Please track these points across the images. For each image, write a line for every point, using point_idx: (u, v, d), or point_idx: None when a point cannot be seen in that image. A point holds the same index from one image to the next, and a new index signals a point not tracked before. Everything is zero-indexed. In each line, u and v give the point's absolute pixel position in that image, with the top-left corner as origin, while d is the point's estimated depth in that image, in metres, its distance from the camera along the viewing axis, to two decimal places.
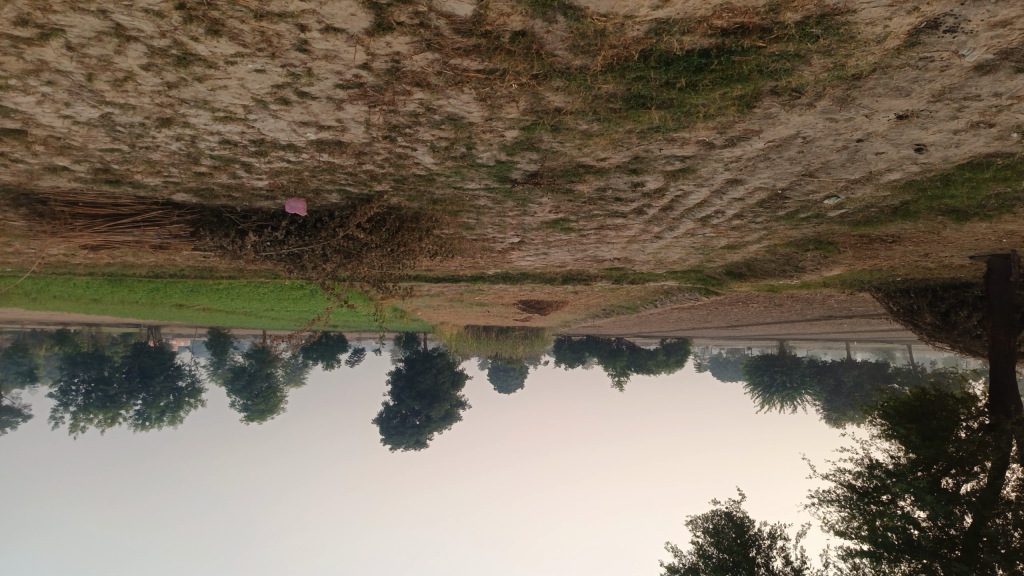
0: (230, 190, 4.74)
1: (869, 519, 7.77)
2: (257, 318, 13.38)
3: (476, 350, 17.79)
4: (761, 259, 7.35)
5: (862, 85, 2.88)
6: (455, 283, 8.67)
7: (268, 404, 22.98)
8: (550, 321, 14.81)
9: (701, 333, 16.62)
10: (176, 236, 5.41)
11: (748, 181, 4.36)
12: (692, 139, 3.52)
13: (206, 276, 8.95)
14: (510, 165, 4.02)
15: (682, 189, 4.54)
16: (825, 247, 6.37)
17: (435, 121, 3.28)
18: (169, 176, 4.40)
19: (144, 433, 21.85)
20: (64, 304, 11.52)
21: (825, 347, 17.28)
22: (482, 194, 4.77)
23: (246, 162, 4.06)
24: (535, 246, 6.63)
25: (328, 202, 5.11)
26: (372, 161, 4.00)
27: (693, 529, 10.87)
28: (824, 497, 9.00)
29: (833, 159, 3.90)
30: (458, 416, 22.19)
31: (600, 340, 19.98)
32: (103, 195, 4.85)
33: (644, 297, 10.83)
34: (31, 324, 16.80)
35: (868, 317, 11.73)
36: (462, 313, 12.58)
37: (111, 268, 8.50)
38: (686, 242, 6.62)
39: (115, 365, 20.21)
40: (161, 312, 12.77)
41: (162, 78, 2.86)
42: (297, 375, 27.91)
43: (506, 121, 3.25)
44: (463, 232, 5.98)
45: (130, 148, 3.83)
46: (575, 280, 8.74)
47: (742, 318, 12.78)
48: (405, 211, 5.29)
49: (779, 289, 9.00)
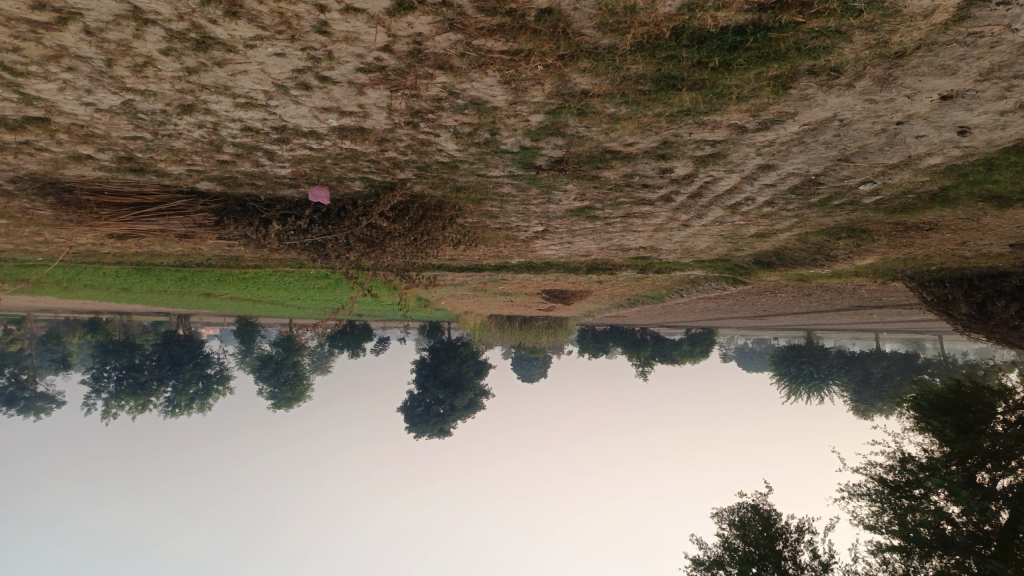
0: (253, 178, 4.71)
1: (900, 514, 7.67)
2: (283, 307, 13.46)
3: (499, 339, 17.74)
4: (791, 248, 7.19)
5: (905, 63, 2.74)
6: (479, 272, 8.61)
7: (295, 392, 23.18)
8: (574, 311, 14.73)
9: (727, 324, 16.42)
10: (201, 225, 5.40)
11: (780, 167, 4.23)
12: (723, 123, 3.41)
13: (232, 265, 8.98)
14: (534, 151, 3.94)
15: (712, 174, 4.42)
16: (858, 235, 6.20)
17: (458, 106, 3.21)
18: (193, 164, 4.38)
19: (174, 420, 22.12)
20: (94, 292, 11.66)
21: (854, 338, 16.94)
22: (506, 182, 4.68)
23: (268, 149, 4.02)
24: (559, 235, 6.54)
25: (351, 190, 5.07)
26: (395, 148, 3.94)
27: (718, 522, 10.75)
28: (853, 492, 8.89)
29: (871, 143, 3.75)
30: (482, 405, 22.21)
31: (624, 330, 19.79)
32: (128, 183, 4.85)
33: (670, 286, 10.69)
34: (64, 312, 17.08)
35: (899, 306, 11.47)
36: (486, 303, 12.54)
37: (138, 257, 8.56)
38: (714, 231, 6.49)
39: (145, 353, 20.48)
40: (189, 301, 12.88)
41: (182, 63, 2.82)
42: (323, 364, 28.15)
43: (531, 105, 3.16)
44: (486, 221, 5.91)
45: (153, 136, 3.81)
46: (600, 269, 8.64)
47: (770, 308, 12.58)
48: (428, 199, 5.23)
49: (809, 278, 8.82)
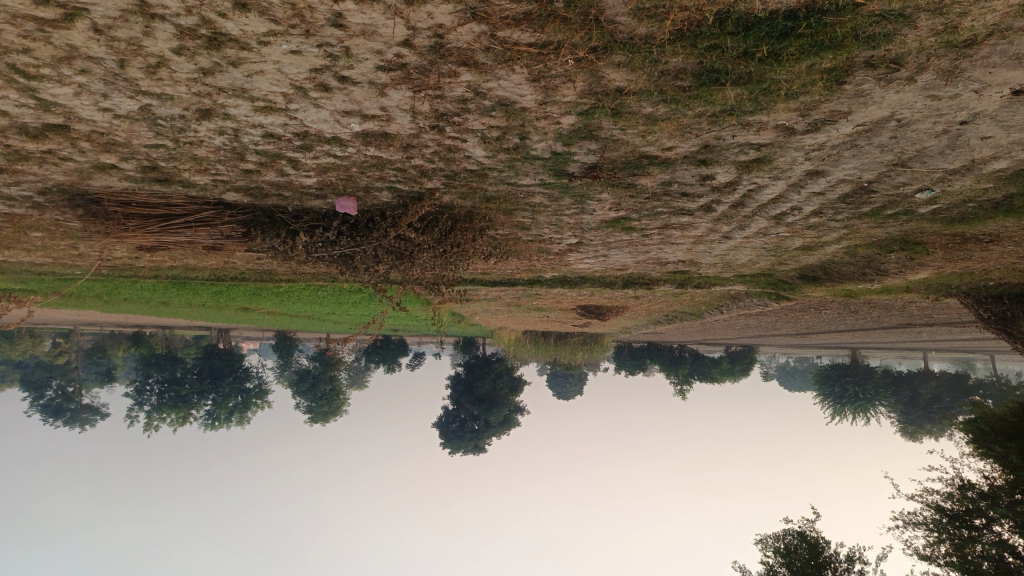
0: (280, 188, 4.61)
1: (958, 545, 7.28)
2: (319, 321, 13.41)
3: (534, 355, 17.50)
4: (838, 261, 6.86)
5: (974, 54, 2.48)
6: (512, 286, 8.42)
7: (331, 406, 23.18)
8: (611, 327, 14.45)
9: (768, 341, 15.94)
10: (229, 236, 5.32)
11: (830, 172, 3.96)
12: (770, 124, 3.17)
13: (266, 279, 8.94)
14: (567, 157, 3.74)
15: (756, 182, 4.18)
16: (911, 248, 5.87)
17: (485, 107, 3.03)
18: (217, 174, 4.29)
19: (213, 433, 22.33)
20: (135, 306, 11.75)
21: (901, 358, 16.26)
22: (537, 190, 4.49)
23: (292, 157, 3.90)
24: (594, 248, 6.32)
25: (379, 201, 4.92)
26: (421, 155, 3.78)
27: (763, 549, 10.28)
28: (909, 521, 8.41)
29: (931, 146, 3.47)
30: (517, 421, 21.94)
31: (662, 347, 19.36)
32: (156, 194, 4.80)
33: (709, 302, 10.38)
34: (109, 325, 17.36)
35: (951, 325, 10.96)
36: (520, 318, 12.34)
37: (174, 270, 8.56)
38: (757, 243, 6.20)
39: (186, 367, 20.77)
40: (226, 315, 12.93)
41: (196, 63, 2.71)
42: (360, 378, 28.14)
43: (562, 105, 2.97)
44: (518, 233, 5.73)
45: (174, 143, 3.72)
46: (637, 284, 8.38)
47: (814, 325, 12.15)
48: (457, 210, 5.06)
49: (856, 294, 8.43)
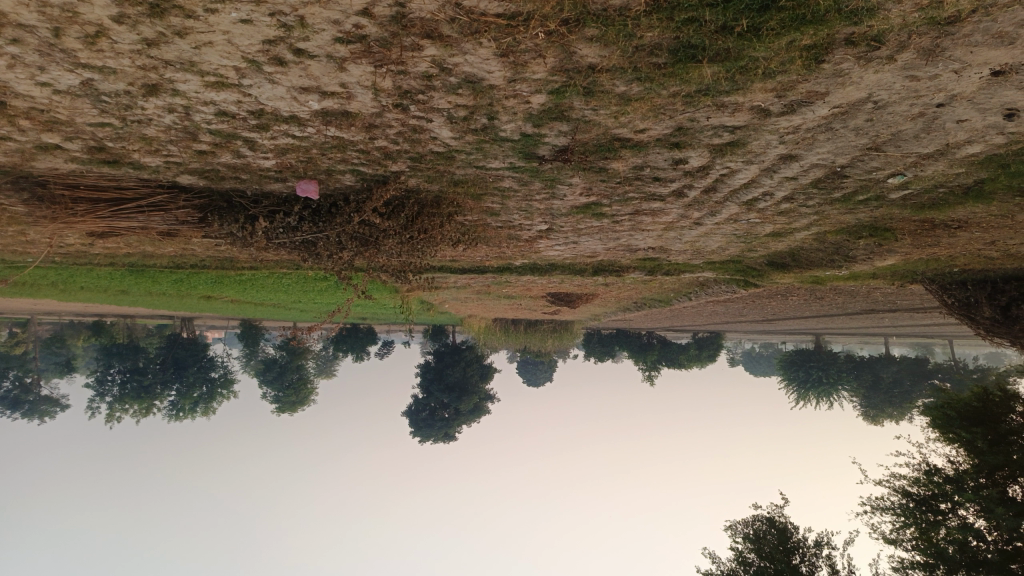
0: (237, 170, 4.40)
1: (925, 529, 7.40)
2: (285, 310, 13.15)
3: (504, 342, 17.40)
4: (807, 248, 6.85)
5: (956, 32, 2.41)
6: (481, 274, 8.29)
7: (299, 395, 22.86)
8: (580, 314, 14.42)
9: (734, 328, 16.06)
10: (184, 222, 5.10)
11: (804, 157, 3.89)
12: (745, 105, 3.08)
13: (228, 267, 8.69)
14: (536, 139, 3.62)
15: (729, 166, 4.10)
16: (880, 234, 5.86)
17: (451, 85, 2.89)
18: (170, 155, 4.08)
19: (177, 424, 21.90)
20: (92, 295, 11.36)
21: (862, 343, 16.48)
22: (506, 174, 4.36)
23: (247, 137, 3.71)
24: (564, 235, 6.22)
25: (341, 184, 4.73)
26: (385, 136, 3.62)
27: (732, 535, 10.33)
28: (876, 506, 8.51)
29: (906, 129, 3.41)
30: (487, 409, 21.87)
31: (630, 334, 19.40)
32: (105, 177, 4.56)
33: (678, 290, 10.38)
34: (68, 315, 16.85)
35: (912, 311, 11.12)
36: (490, 306, 12.23)
37: (131, 257, 8.26)
38: (727, 229, 6.15)
39: (149, 356, 20.17)
40: (188, 304, 12.60)
41: (139, 33, 2.53)
42: (327, 367, 27.77)
43: (532, 83, 2.84)
44: (487, 219, 5.60)
45: (121, 122, 3.51)
46: (606, 271, 8.31)
47: (780, 312, 12.24)
48: (424, 195, 4.92)
49: (823, 280, 8.48)
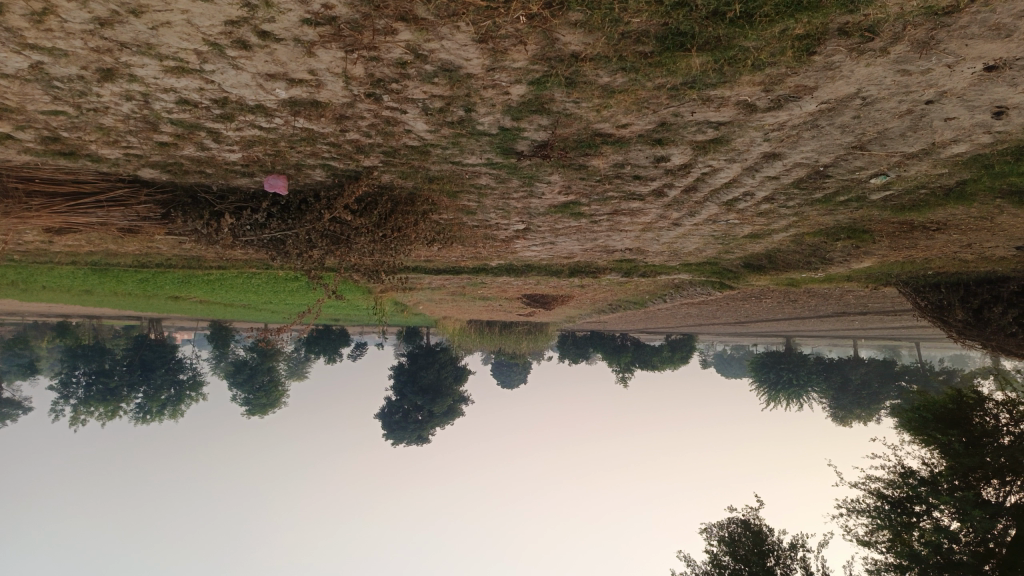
0: (201, 164, 4.22)
1: (899, 530, 7.43)
2: (256, 311, 12.88)
3: (478, 344, 17.24)
4: (784, 249, 6.80)
5: (953, 22, 2.34)
6: (456, 275, 8.14)
7: (270, 398, 22.45)
8: (554, 316, 14.33)
9: (707, 330, 16.08)
10: (145, 218, 4.89)
11: (788, 156, 3.82)
12: (732, 99, 2.98)
13: (195, 266, 8.45)
14: (515, 133, 3.48)
15: (711, 165, 4.00)
16: (858, 236, 5.83)
17: (426, 73, 2.75)
18: (129, 147, 3.88)
19: (144, 427, 21.42)
20: (55, 295, 11.00)
21: (831, 345, 16.59)
22: (483, 171, 4.22)
23: (211, 129, 3.53)
24: (541, 235, 6.10)
25: (312, 180, 4.56)
26: (357, 128, 3.46)
27: (708, 538, 10.26)
28: (852, 508, 8.51)
29: (892, 128, 3.35)
30: (460, 411, 21.68)
31: (604, 336, 19.35)
32: (61, 169, 4.33)
33: (653, 292, 10.33)
34: (31, 316, 16.35)
35: (883, 313, 11.19)
36: (465, 307, 12.07)
37: (94, 255, 7.98)
38: (705, 231, 6.09)
39: (115, 358, 19.70)
40: (155, 305, 12.26)
41: (91, 11, 2.35)
42: (299, 369, 27.35)
43: (512, 72, 2.71)
44: (463, 218, 5.46)
45: (76, 111, 3.31)
46: (583, 273, 8.21)
47: (752, 314, 12.26)
48: (398, 192, 4.76)
49: (798, 283, 8.47)
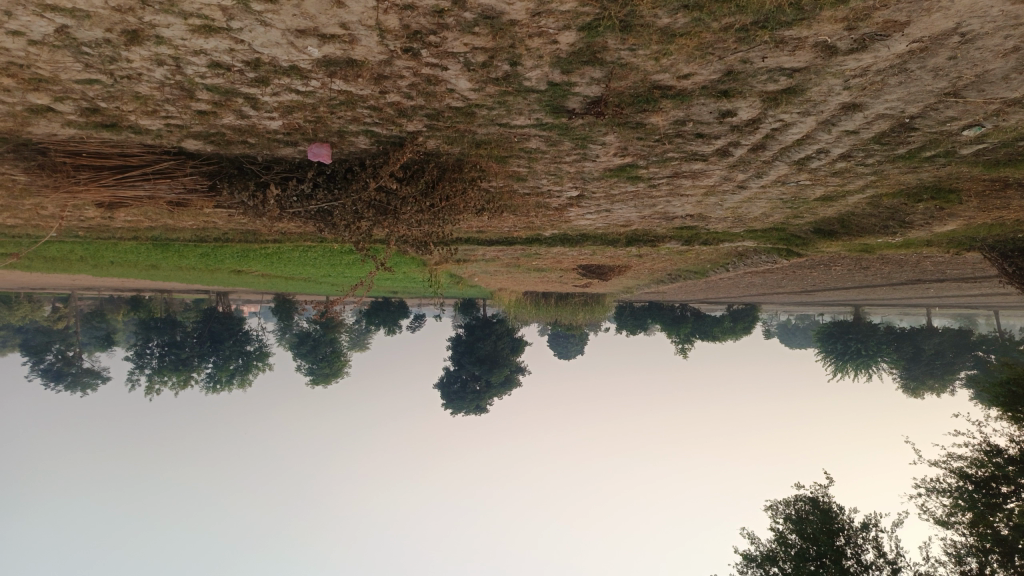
0: (243, 134, 4.10)
1: (982, 512, 6.99)
2: (315, 284, 12.97)
3: (535, 315, 17.06)
4: (858, 213, 6.35)
5: None
6: (510, 246, 7.94)
7: (333, 368, 22.72)
8: (612, 287, 14.02)
9: (771, 300, 15.51)
10: (193, 190, 4.81)
11: (869, 106, 3.45)
12: (808, 41, 2.67)
13: (251, 240, 8.47)
14: (566, 89, 3.23)
15: (782, 119, 3.66)
16: (943, 196, 5.36)
17: (467, 22, 2.53)
18: (169, 116, 3.78)
19: (214, 396, 22.12)
20: (124, 270, 11.25)
21: (903, 314, 15.80)
22: (533, 132, 3.97)
23: (248, 94, 3.39)
24: (596, 202, 5.82)
25: (356, 148, 4.39)
26: (397, 89, 3.26)
27: (773, 516, 9.91)
28: (931, 488, 8.06)
29: (994, 70, 2.96)
30: (518, 381, 21.67)
31: (663, 307, 18.90)
32: (107, 142, 4.28)
33: (715, 261, 9.93)
34: (107, 290, 16.91)
35: (962, 280, 10.52)
36: (520, 279, 11.89)
37: (154, 230, 8.05)
38: (773, 194, 5.71)
39: (186, 330, 20.28)
40: (219, 279, 12.45)
41: None
42: (360, 341, 27.76)
43: (561, 16, 2.47)
44: (513, 185, 5.22)
45: (110, 79, 3.21)
46: (641, 242, 7.90)
47: (819, 283, 11.71)
48: (445, 158, 4.56)
49: (872, 249, 7.97)
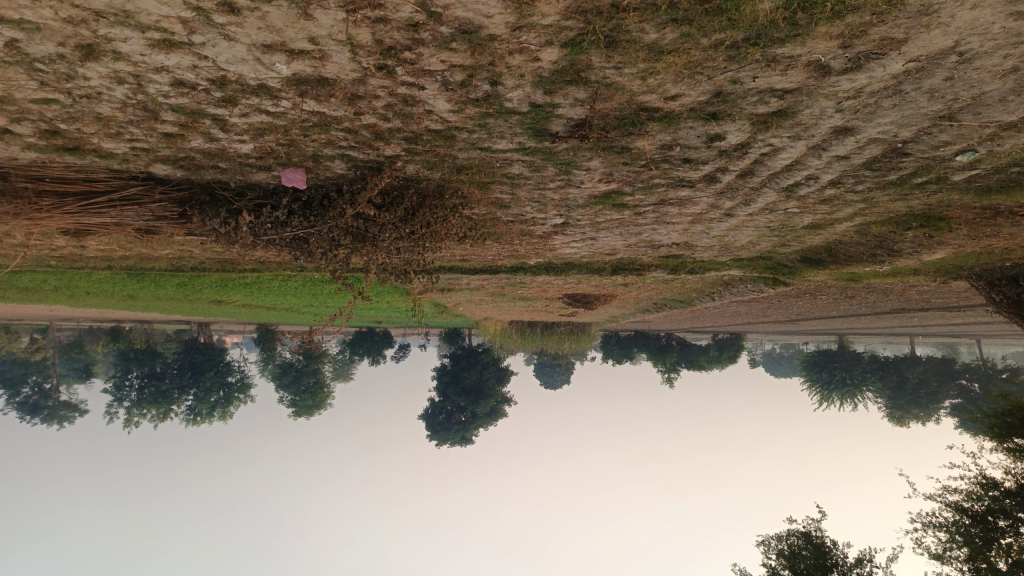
0: (213, 158, 3.93)
1: (980, 547, 6.82)
2: (298, 315, 12.72)
3: (520, 345, 16.85)
4: (846, 241, 6.26)
5: None
6: (494, 275, 7.76)
7: (315, 400, 22.37)
8: (597, 316, 13.87)
9: (757, 329, 15.43)
10: (162, 218, 4.63)
11: (862, 130, 3.34)
12: (802, 59, 2.55)
13: (229, 270, 8.26)
14: (549, 111, 3.09)
15: (771, 143, 3.54)
16: (932, 224, 5.28)
17: (443, 37, 2.40)
18: (134, 139, 3.60)
19: (195, 428, 21.46)
20: (100, 300, 10.96)
21: (886, 343, 15.75)
22: (516, 157, 3.84)
23: (215, 115, 3.22)
24: (581, 230, 5.68)
25: (332, 173, 4.23)
26: (372, 111, 3.12)
27: (766, 552, 9.68)
28: (927, 522, 7.89)
29: (991, 91, 2.86)
30: (504, 413, 21.36)
31: (648, 336, 18.79)
32: (71, 167, 4.09)
33: (701, 289, 9.82)
34: (86, 321, 16.53)
35: (947, 309, 10.47)
36: (505, 308, 11.71)
37: (128, 259, 7.82)
38: (761, 222, 5.60)
39: (167, 362, 19.86)
40: (197, 309, 12.17)
41: None
42: (344, 371, 27.36)
43: (543, 31, 2.34)
44: (496, 212, 5.08)
45: (68, 98, 3.03)
46: (627, 270, 7.76)
47: (805, 312, 11.63)
48: (425, 184, 4.42)
49: (859, 278, 7.88)
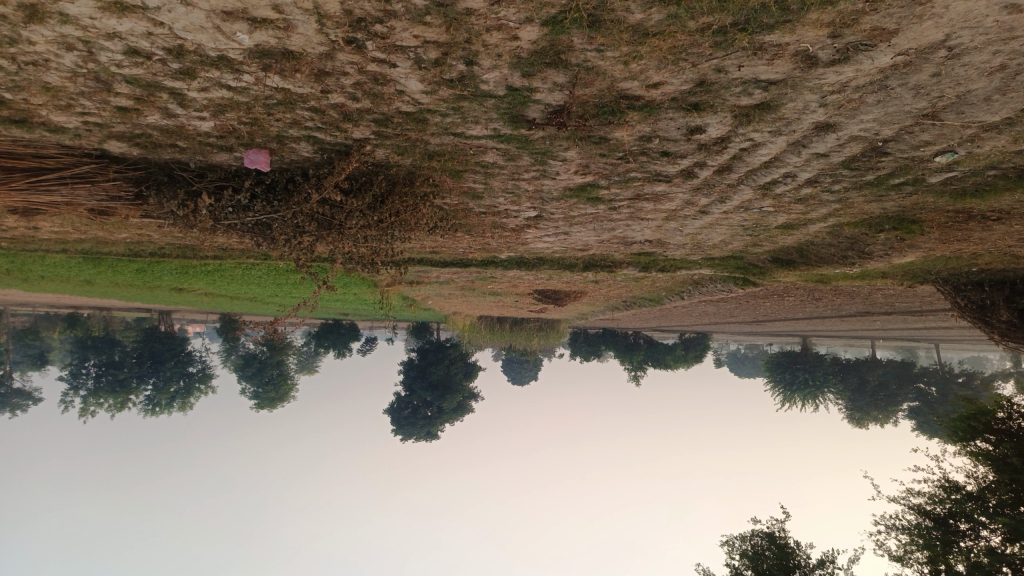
0: (171, 135, 3.73)
1: (941, 550, 6.89)
2: (262, 305, 12.42)
3: (489, 341, 16.72)
4: (817, 242, 6.25)
5: None
6: (464, 268, 7.62)
7: (278, 390, 21.87)
8: (566, 313, 13.83)
9: (723, 329, 15.53)
10: (116, 197, 4.41)
11: (844, 127, 3.28)
12: (790, 48, 2.47)
13: (190, 256, 7.99)
14: (526, 95, 2.97)
15: (751, 138, 3.47)
16: (904, 227, 5.27)
17: (417, 9, 2.26)
18: (86, 113, 3.40)
19: (152, 419, 21.01)
20: (56, 285, 10.58)
21: (848, 346, 15.97)
22: (489, 145, 3.71)
23: (173, 89, 3.04)
24: (554, 224, 5.57)
25: (298, 156, 4.05)
26: (341, 89, 2.96)
27: (729, 551, 9.71)
28: (890, 524, 7.96)
29: (977, 89, 2.81)
30: (471, 408, 21.22)
31: (617, 333, 18.79)
32: (19, 141, 3.86)
33: (670, 288, 9.80)
34: (42, 307, 16.01)
35: (910, 313, 10.60)
36: (474, 303, 11.57)
37: (84, 243, 7.51)
38: (734, 221, 5.55)
39: (126, 350, 19.31)
40: (158, 297, 11.83)
41: None
42: (310, 364, 26.94)
43: (523, 6, 2.22)
44: (468, 203, 4.95)
45: (12, 65, 2.83)
46: (598, 267, 7.68)
47: (771, 313, 11.72)
48: (395, 170, 4.27)
49: (828, 280, 7.90)
